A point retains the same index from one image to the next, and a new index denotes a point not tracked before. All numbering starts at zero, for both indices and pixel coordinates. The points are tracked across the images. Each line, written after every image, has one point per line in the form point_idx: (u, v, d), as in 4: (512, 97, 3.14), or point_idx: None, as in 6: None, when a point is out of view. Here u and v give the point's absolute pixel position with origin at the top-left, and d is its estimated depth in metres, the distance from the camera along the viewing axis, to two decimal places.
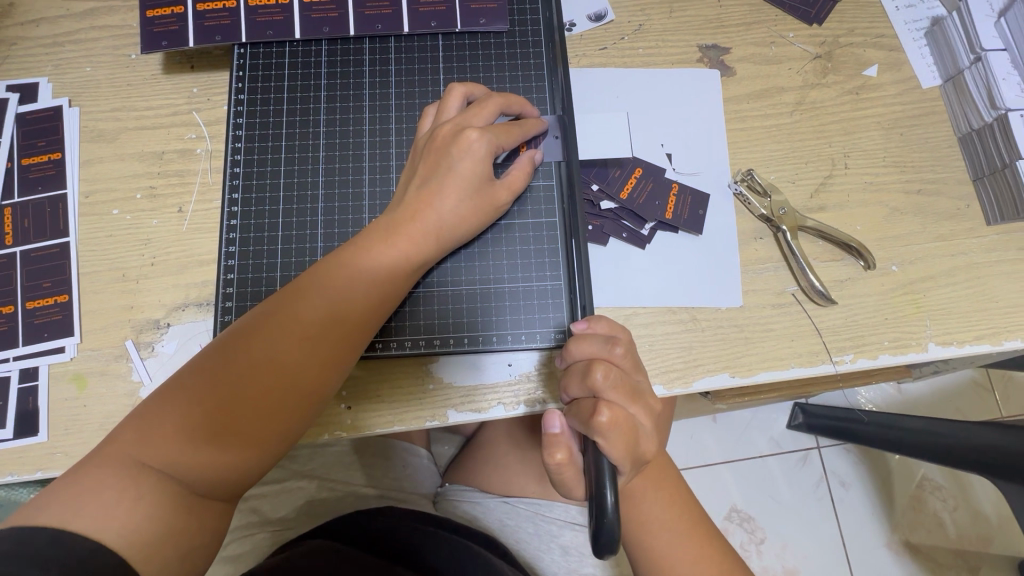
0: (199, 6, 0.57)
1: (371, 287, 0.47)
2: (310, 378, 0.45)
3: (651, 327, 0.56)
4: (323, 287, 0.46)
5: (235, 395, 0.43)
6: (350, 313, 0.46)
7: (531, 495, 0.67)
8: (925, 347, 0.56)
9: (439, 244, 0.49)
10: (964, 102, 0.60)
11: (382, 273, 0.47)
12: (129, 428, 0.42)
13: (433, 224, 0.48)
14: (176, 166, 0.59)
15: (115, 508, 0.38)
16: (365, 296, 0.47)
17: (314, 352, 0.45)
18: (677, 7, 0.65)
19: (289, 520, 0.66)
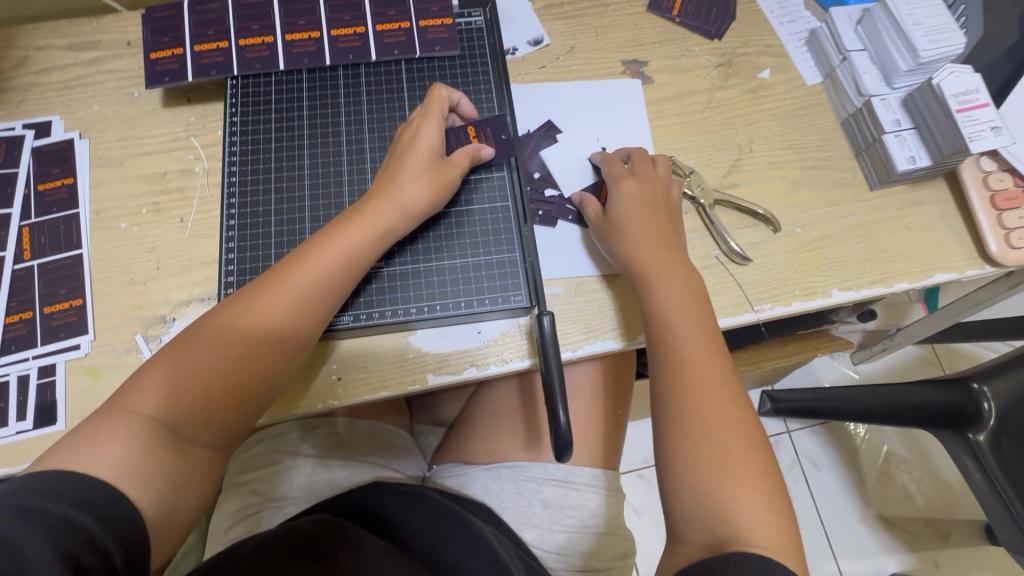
0: (196, 47, 0.67)
1: (342, 255, 0.55)
2: (294, 334, 0.53)
3: (600, 291, 0.66)
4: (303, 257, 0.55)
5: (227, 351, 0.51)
6: (328, 278, 0.54)
7: (511, 460, 0.74)
8: (830, 293, 0.67)
9: (401, 217, 0.58)
10: (841, 93, 0.73)
11: (352, 244, 0.56)
12: (133, 386, 0.49)
13: (394, 201, 0.58)
14: (177, 184, 0.68)
15: (118, 448, 0.45)
16: (338, 263, 0.55)
17: (295, 312, 0.53)
18: (601, 32, 0.78)
19: (289, 497, 0.72)
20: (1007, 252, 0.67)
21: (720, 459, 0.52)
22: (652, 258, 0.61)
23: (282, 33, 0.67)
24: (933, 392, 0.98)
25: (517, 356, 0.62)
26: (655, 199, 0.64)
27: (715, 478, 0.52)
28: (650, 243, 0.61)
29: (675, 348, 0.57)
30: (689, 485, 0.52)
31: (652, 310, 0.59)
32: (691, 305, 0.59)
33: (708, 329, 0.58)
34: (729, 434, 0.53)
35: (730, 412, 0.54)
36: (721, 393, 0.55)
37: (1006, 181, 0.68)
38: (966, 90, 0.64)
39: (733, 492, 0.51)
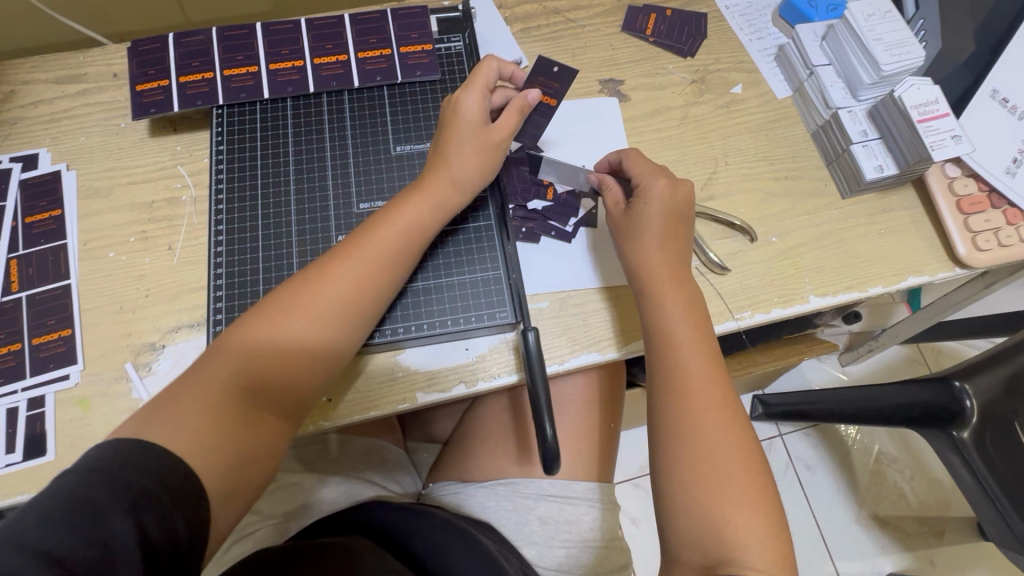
0: (181, 79, 0.68)
1: (402, 229, 0.59)
2: (361, 306, 0.56)
3: (584, 305, 0.67)
4: (364, 233, 0.58)
5: (303, 321, 0.54)
6: (388, 255, 0.58)
7: (509, 476, 0.74)
8: (807, 299, 0.69)
9: (452, 192, 0.61)
10: (810, 106, 0.76)
11: (412, 220, 0.59)
12: (208, 359, 0.53)
13: (446, 173, 0.61)
14: (165, 212, 0.69)
15: (196, 418, 0.50)
16: (395, 239, 0.59)
17: (359, 284, 0.56)
18: (578, 53, 0.80)
19: (286, 515, 0.73)
20: (976, 254, 0.69)
21: (715, 481, 0.54)
22: (653, 278, 0.61)
23: (266, 62, 0.69)
24: (917, 391, 0.99)
25: (504, 371, 0.63)
26: (671, 208, 0.63)
27: (711, 499, 0.53)
28: (654, 259, 0.62)
29: (674, 370, 0.58)
30: (681, 503, 0.54)
31: (654, 330, 0.60)
32: (691, 328, 0.59)
33: (707, 348, 0.59)
34: (727, 456, 0.55)
35: (728, 435, 0.55)
36: (719, 413, 0.56)
37: (971, 187, 0.71)
38: (926, 101, 0.67)
39: (729, 513, 0.52)
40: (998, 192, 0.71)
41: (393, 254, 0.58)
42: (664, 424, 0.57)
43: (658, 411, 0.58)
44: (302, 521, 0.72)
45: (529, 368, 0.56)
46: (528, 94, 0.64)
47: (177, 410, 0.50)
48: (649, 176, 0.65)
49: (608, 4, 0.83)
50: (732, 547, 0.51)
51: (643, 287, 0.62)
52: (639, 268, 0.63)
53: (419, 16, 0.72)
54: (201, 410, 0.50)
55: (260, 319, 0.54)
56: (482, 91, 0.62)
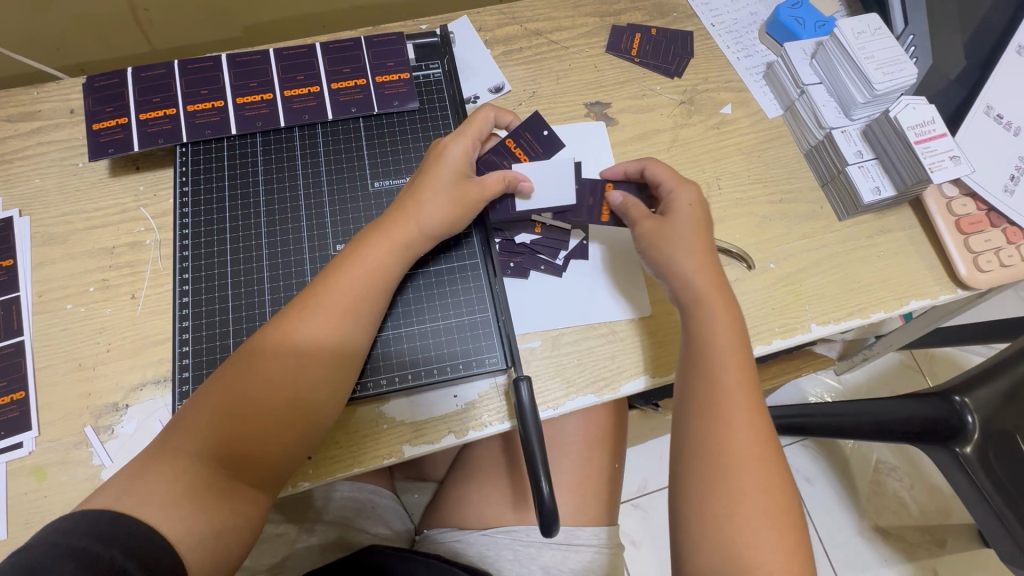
0: (142, 115, 0.64)
1: (367, 274, 0.55)
2: (329, 363, 0.53)
3: (577, 342, 0.63)
4: (327, 282, 0.55)
5: (269, 380, 0.51)
6: (355, 304, 0.54)
7: (508, 523, 0.70)
8: (809, 328, 0.66)
9: (419, 235, 0.58)
10: (802, 126, 0.74)
11: (379, 264, 0.56)
12: (175, 426, 0.50)
13: (416, 218, 0.58)
14: (127, 258, 0.64)
15: (155, 489, 0.46)
16: (365, 286, 0.55)
17: (326, 337, 0.53)
18: (562, 76, 0.77)
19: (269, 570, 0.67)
20: (977, 275, 0.67)
21: (743, 517, 0.48)
22: (696, 293, 0.57)
23: (232, 96, 0.65)
24: (917, 406, 0.94)
25: (495, 419, 0.60)
26: (702, 221, 0.61)
27: (739, 536, 0.48)
28: (698, 272, 0.58)
29: (712, 394, 0.53)
30: (700, 549, 0.49)
31: (695, 345, 0.56)
32: (738, 355, 0.55)
33: (747, 372, 0.54)
34: (760, 494, 0.49)
35: (763, 469, 0.50)
36: (755, 442, 0.51)
37: (969, 206, 0.69)
38: (921, 121, 0.65)
39: (762, 559, 0.46)
40: (997, 211, 0.69)
41: (361, 301, 0.55)
42: (696, 449, 0.52)
43: (690, 433, 0.53)
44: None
45: (523, 422, 0.53)
46: (519, 177, 0.62)
47: (144, 482, 0.46)
48: (672, 185, 0.62)
49: (592, 24, 0.81)
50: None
51: (693, 300, 0.58)
52: (688, 279, 0.58)
53: (395, 43, 0.69)
54: (171, 477, 0.47)
55: (226, 379, 0.51)
56: (468, 142, 0.61)
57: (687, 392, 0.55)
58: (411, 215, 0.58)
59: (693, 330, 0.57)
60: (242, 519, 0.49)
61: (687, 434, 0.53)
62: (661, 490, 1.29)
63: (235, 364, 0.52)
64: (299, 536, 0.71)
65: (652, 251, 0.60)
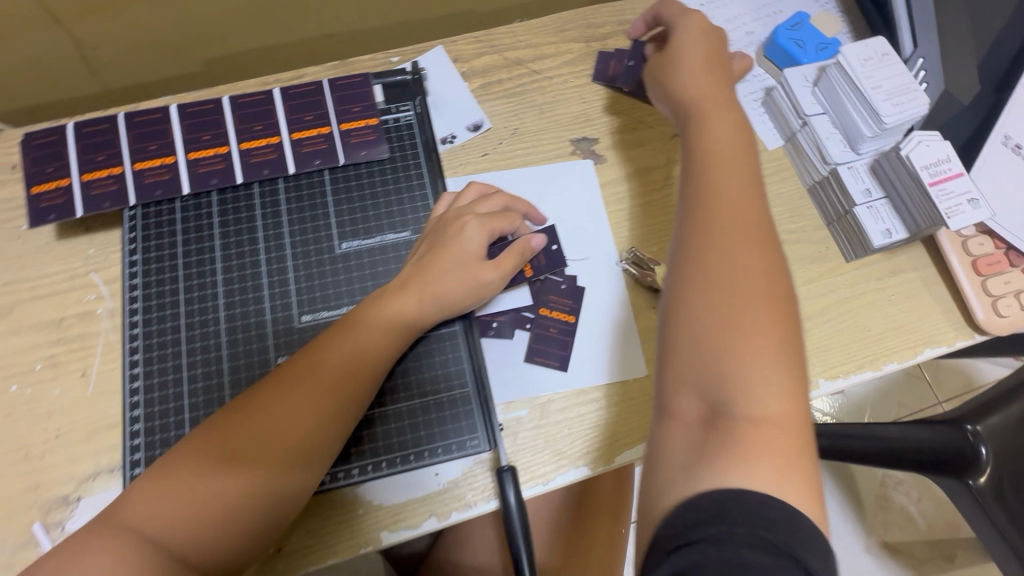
0: (86, 176, 0.58)
1: (356, 354, 0.51)
2: (306, 445, 0.47)
3: (567, 410, 0.59)
4: (318, 352, 0.50)
5: (236, 455, 0.46)
6: (343, 384, 0.50)
7: None
8: (817, 384, 0.62)
9: (418, 306, 0.53)
10: (804, 160, 0.69)
11: (371, 340, 0.51)
12: (135, 498, 0.44)
13: (416, 286, 0.53)
14: (76, 331, 0.59)
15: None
16: (354, 361, 0.50)
17: (307, 418, 0.48)
18: (546, 109, 0.72)
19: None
20: (995, 320, 0.62)
21: (745, 328, 0.42)
22: (699, 113, 0.56)
23: (184, 151, 0.59)
24: (926, 432, 0.90)
25: (481, 498, 0.55)
26: (711, 65, 0.60)
27: (741, 353, 0.42)
28: (698, 93, 0.58)
29: (710, 203, 0.49)
30: (688, 355, 0.43)
31: (701, 156, 0.53)
32: (735, 157, 0.52)
33: (758, 204, 0.49)
34: (765, 322, 0.43)
35: (761, 275, 0.45)
36: (761, 256, 0.46)
37: (987, 245, 0.64)
38: (936, 160, 0.60)
39: (756, 375, 0.41)
40: (1016, 249, 0.64)
41: (344, 386, 0.49)
42: (696, 247, 0.47)
43: (686, 239, 0.48)
44: None
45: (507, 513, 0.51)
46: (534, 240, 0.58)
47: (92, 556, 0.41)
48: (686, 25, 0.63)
49: (576, 50, 0.75)
50: (739, 455, 0.38)
51: (695, 111, 0.57)
52: (682, 97, 0.59)
53: (362, 85, 0.63)
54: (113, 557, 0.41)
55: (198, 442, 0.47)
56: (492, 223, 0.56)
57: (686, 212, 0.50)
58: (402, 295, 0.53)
59: (694, 140, 0.55)
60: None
61: (685, 244, 0.48)
62: None
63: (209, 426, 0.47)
64: None
65: (665, 73, 0.62)
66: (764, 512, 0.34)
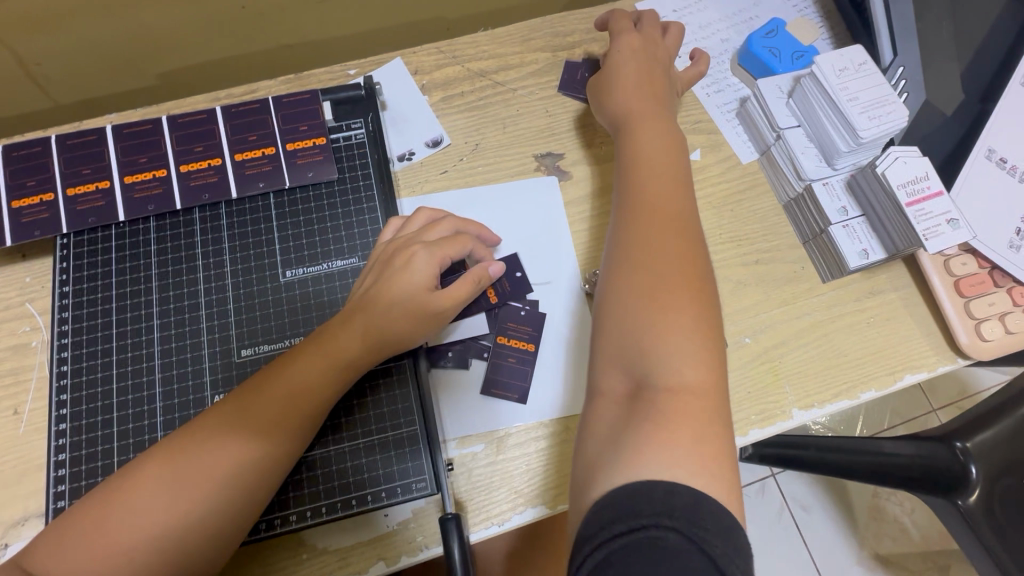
0: (15, 203, 0.55)
1: (288, 398, 0.47)
2: (229, 495, 0.44)
3: (525, 445, 0.56)
4: (249, 392, 0.47)
5: (152, 504, 0.43)
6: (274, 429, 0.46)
7: None
8: (791, 415, 0.58)
9: (359, 344, 0.50)
10: (779, 175, 0.66)
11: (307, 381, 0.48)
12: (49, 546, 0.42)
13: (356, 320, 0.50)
14: (10, 366, 0.57)
15: None
16: (285, 403, 0.47)
17: (233, 463, 0.45)
18: (510, 123, 0.69)
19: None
20: (979, 344, 0.59)
21: (670, 325, 0.43)
22: (630, 122, 0.57)
23: (119, 175, 0.56)
24: (913, 449, 0.86)
25: (432, 541, 0.53)
26: (651, 81, 0.60)
27: (665, 344, 0.42)
28: (632, 104, 0.58)
29: (637, 207, 0.50)
30: (617, 348, 0.44)
31: (630, 160, 0.54)
32: (663, 157, 0.54)
33: (684, 200, 0.50)
34: (689, 318, 0.43)
35: (686, 273, 0.45)
36: (682, 247, 0.47)
37: (970, 264, 0.61)
38: (913, 178, 0.57)
39: (675, 369, 0.41)
40: (1001, 268, 0.61)
41: (271, 429, 0.46)
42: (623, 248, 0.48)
43: (615, 240, 0.49)
44: None
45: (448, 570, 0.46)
46: (493, 266, 0.54)
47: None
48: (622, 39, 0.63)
49: (542, 60, 0.72)
50: (659, 437, 0.38)
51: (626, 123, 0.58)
52: (618, 113, 0.59)
53: (310, 102, 0.60)
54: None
55: (114, 491, 0.44)
56: (441, 251, 0.53)
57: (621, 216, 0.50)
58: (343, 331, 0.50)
59: (626, 149, 0.55)
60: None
61: (615, 243, 0.49)
62: None
63: (127, 473, 0.44)
64: None
65: (599, 93, 0.62)
66: (673, 500, 0.34)
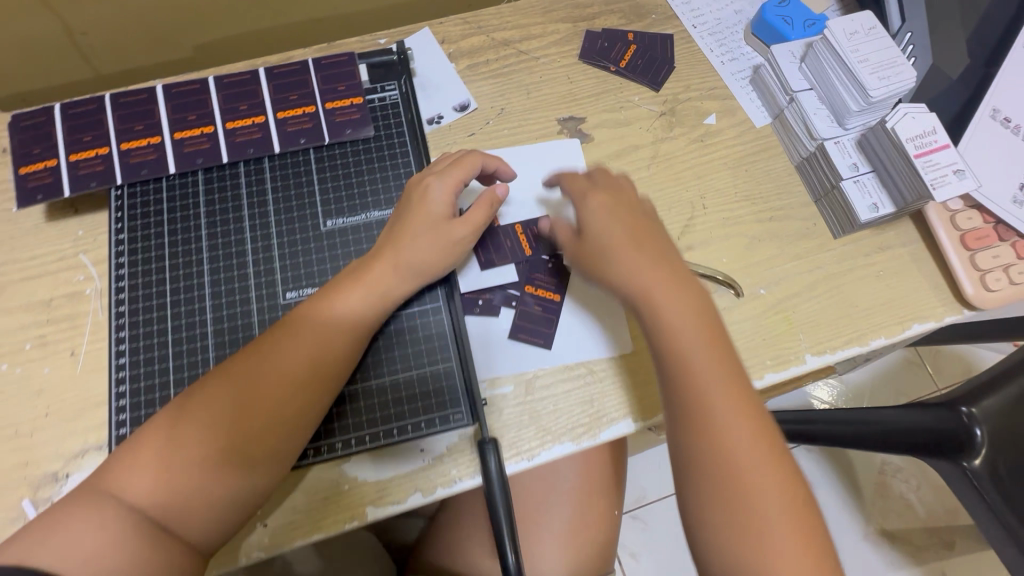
0: (72, 157, 0.59)
1: (334, 325, 0.51)
2: (286, 410, 0.48)
3: (552, 385, 0.59)
4: (297, 320, 0.51)
5: (218, 420, 0.47)
6: (323, 351, 0.50)
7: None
8: (804, 360, 0.61)
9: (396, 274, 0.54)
10: (792, 136, 0.69)
11: (352, 310, 0.52)
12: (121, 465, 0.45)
13: (394, 255, 0.54)
14: (65, 311, 0.60)
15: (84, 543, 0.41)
16: (331, 327, 0.51)
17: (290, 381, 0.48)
18: (533, 89, 0.72)
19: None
20: (984, 294, 0.62)
21: (758, 501, 0.46)
22: (644, 293, 0.53)
23: (170, 131, 0.59)
24: (920, 415, 0.89)
25: (465, 474, 0.55)
26: (634, 218, 0.57)
27: (762, 527, 0.45)
28: (638, 271, 0.54)
29: (690, 396, 0.49)
30: (715, 544, 0.46)
31: (631, 261, 0.54)
32: (641, 231, 0.56)
33: (701, 305, 0.52)
34: (756, 449, 0.47)
35: (733, 401, 0.48)
36: (718, 360, 0.50)
37: (975, 219, 0.64)
38: (921, 132, 0.60)
39: (759, 507, 0.45)
40: (1005, 223, 0.64)
41: (322, 352, 0.50)
42: (696, 464, 0.48)
43: (684, 456, 0.49)
44: None
45: (488, 487, 0.48)
46: (498, 187, 0.59)
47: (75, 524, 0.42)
48: (594, 200, 0.58)
49: (563, 31, 0.75)
50: None
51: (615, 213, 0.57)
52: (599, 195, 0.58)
53: (346, 64, 0.63)
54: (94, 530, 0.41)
55: (179, 409, 0.47)
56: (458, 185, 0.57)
57: (692, 479, 0.48)
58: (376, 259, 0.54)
59: (620, 246, 0.55)
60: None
61: (682, 459, 0.49)
62: (660, 502, 1.25)
63: (190, 393, 0.48)
64: None
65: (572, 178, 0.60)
66: None
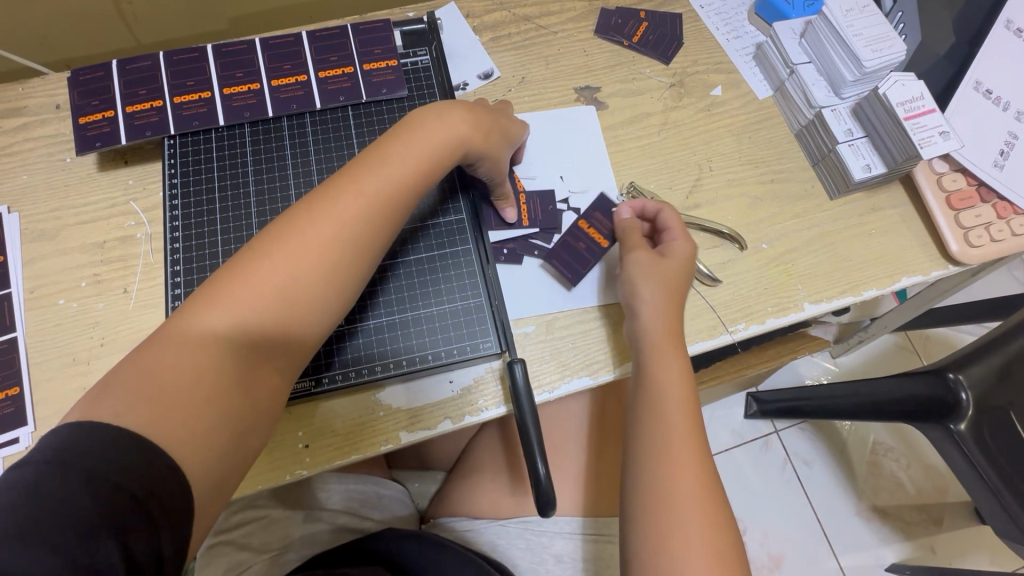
0: (128, 108, 0.63)
1: (391, 184, 0.52)
2: (351, 259, 0.49)
3: (571, 326, 0.64)
4: (358, 176, 0.51)
5: (286, 269, 0.47)
6: (386, 209, 0.52)
7: (520, 514, 0.72)
8: (802, 307, 0.67)
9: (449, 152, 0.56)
10: (792, 106, 0.74)
11: (410, 172, 0.53)
12: (192, 315, 0.44)
13: (446, 135, 0.56)
14: (118, 253, 0.64)
15: (168, 398, 0.40)
16: (393, 186, 0.52)
17: (356, 234, 0.50)
18: (551, 60, 0.77)
19: (282, 548, 0.68)
20: (968, 250, 0.67)
21: (686, 541, 0.48)
22: (652, 344, 0.57)
23: (219, 87, 0.64)
24: (909, 384, 0.91)
25: (491, 404, 0.60)
26: (686, 268, 0.61)
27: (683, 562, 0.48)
28: (657, 316, 0.58)
29: (658, 435, 0.53)
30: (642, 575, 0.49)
31: (660, 294, 0.59)
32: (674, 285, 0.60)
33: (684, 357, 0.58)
34: (698, 506, 0.50)
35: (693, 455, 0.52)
36: (693, 451, 0.52)
37: (959, 181, 0.69)
38: (911, 98, 0.65)
39: (686, 543, 0.48)
40: (987, 186, 0.70)
41: (385, 211, 0.51)
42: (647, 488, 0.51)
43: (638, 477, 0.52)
44: (301, 552, 0.68)
45: (519, 400, 0.55)
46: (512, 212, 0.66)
47: (160, 375, 0.40)
48: (677, 232, 0.62)
49: (580, 8, 0.80)
50: None
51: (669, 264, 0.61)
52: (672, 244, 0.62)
53: (382, 30, 0.68)
54: (184, 386, 0.41)
55: (246, 262, 0.46)
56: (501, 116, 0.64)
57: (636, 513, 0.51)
58: (422, 126, 0.55)
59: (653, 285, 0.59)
60: (255, 424, 0.45)
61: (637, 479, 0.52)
62: None
63: (255, 247, 0.47)
64: (309, 520, 0.71)
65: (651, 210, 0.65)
66: None
